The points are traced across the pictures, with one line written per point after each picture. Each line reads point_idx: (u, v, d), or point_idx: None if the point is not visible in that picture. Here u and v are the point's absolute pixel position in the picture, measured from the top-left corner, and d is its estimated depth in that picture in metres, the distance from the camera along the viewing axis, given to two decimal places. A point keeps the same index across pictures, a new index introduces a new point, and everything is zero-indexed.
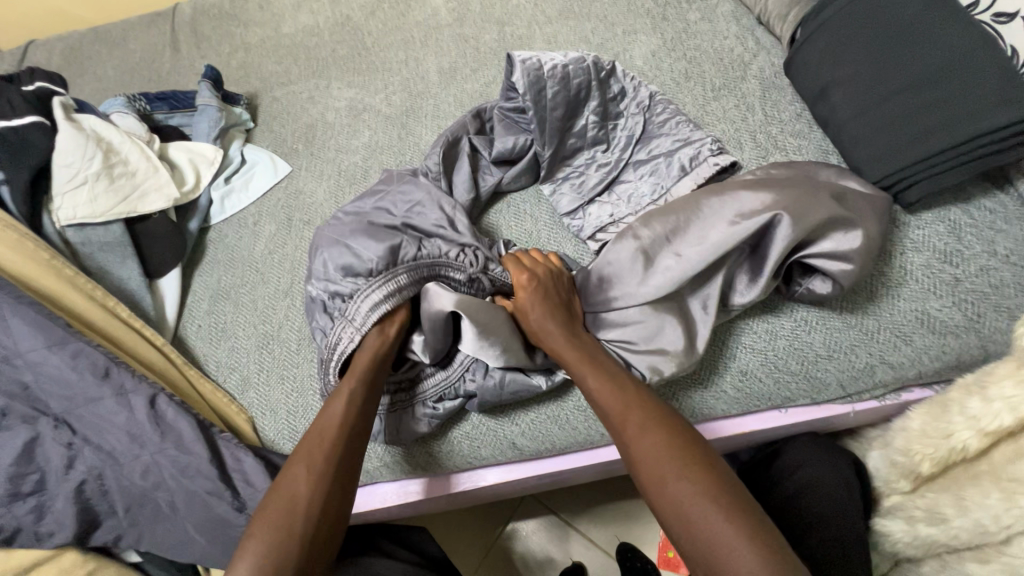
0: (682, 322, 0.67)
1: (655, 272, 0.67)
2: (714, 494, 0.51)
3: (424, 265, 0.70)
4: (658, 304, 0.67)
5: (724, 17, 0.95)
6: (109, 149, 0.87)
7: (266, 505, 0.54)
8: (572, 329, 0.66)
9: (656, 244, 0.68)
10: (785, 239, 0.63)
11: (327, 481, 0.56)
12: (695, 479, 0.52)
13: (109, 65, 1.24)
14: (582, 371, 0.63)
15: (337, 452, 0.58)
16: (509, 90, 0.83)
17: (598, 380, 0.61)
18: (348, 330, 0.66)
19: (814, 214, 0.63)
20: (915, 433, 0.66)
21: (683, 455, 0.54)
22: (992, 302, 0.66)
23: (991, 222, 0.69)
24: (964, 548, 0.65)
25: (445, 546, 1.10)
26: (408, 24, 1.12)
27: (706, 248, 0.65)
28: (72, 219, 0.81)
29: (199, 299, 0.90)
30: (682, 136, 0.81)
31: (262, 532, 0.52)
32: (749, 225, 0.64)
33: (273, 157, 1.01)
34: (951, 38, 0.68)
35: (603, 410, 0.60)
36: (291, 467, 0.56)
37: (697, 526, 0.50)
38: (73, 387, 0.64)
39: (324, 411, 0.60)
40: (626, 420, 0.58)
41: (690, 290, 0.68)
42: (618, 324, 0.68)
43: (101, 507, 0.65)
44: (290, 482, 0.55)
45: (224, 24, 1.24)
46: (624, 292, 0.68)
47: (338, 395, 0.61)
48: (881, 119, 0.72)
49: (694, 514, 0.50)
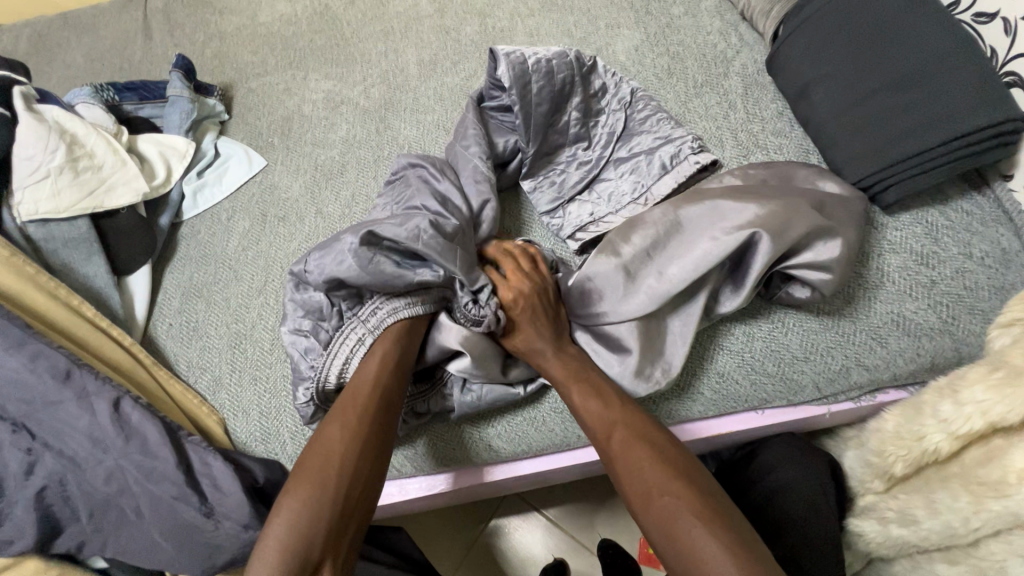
0: (659, 339, 0.67)
1: (636, 290, 0.66)
2: (700, 506, 0.51)
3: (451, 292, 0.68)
4: (641, 320, 0.66)
5: (708, 13, 0.94)
6: (73, 141, 0.84)
7: (305, 462, 0.55)
8: (560, 347, 0.66)
9: (638, 261, 0.67)
10: (766, 256, 0.62)
11: (365, 450, 0.57)
12: (687, 491, 0.52)
13: (80, 52, 1.19)
14: (565, 390, 0.63)
15: (377, 424, 0.59)
16: (492, 88, 0.81)
17: (585, 399, 0.61)
18: (359, 330, 0.65)
19: (795, 229, 0.62)
20: (889, 435, 0.66)
21: (671, 466, 0.54)
22: (967, 305, 0.66)
23: (967, 224, 0.69)
24: (935, 549, 0.66)
25: (426, 545, 1.09)
26: (388, 14, 1.09)
27: (688, 266, 0.64)
28: (33, 215, 0.78)
29: (170, 297, 0.87)
30: (663, 133, 0.81)
31: (301, 494, 0.53)
32: (731, 241, 0.63)
33: (247, 150, 0.99)
34: (932, 38, 0.68)
35: (588, 426, 0.61)
36: (330, 425, 0.58)
37: (686, 535, 0.50)
38: (30, 390, 0.62)
39: (366, 378, 0.61)
40: (611, 437, 0.58)
41: (670, 310, 0.68)
42: (601, 337, 0.68)
43: (63, 513, 0.63)
44: (326, 442, 0.56)
45: (198, 12, 1.20)
46: (612, 307, 0.67)
47: (376, 360, 0.62)
48: (861, 119, 0.71)
49: (683, 526, 0.50)
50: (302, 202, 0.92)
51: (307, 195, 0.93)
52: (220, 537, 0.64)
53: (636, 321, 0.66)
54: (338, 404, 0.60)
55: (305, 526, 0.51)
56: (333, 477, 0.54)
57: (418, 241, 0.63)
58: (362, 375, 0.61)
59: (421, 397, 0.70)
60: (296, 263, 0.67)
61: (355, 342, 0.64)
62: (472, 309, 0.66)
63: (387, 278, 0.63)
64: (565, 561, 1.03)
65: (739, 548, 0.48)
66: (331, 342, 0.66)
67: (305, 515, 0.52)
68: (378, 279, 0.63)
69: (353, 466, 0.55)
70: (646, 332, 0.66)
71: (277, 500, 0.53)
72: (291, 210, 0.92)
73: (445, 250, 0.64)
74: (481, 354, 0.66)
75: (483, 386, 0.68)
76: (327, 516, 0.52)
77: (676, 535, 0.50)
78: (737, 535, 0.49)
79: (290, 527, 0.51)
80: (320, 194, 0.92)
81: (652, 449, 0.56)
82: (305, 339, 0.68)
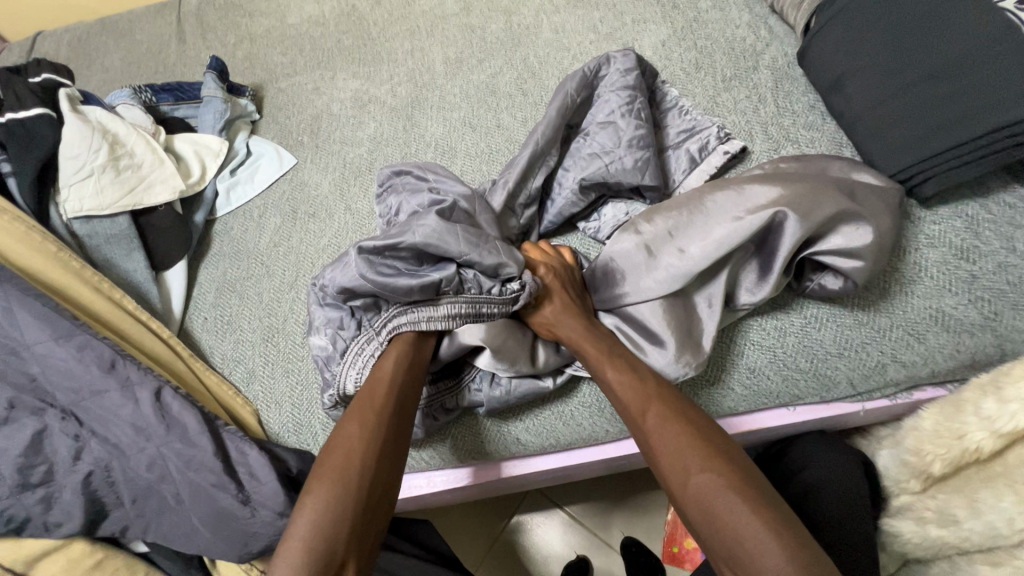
0: (686, 321, 0.66)
1: (657, 267, 0.66)
2: (739, 485, 0.50)
3: (466, 303, 0.64)
4: (666, 299, 0.66)
5: (737, 6, 0.93)
6: (114, 141, 0.87)
7: (325, 457, 0.55)
8: (590, 324, 0.66)
9: (659, 240, 0.67)
10: (793, 236, 0.61)
11: (382, 452, 0.56)
12: (723, 472, 0.51)
13: (117, 57, 1.23)
14: (601, 365, 0.63)
15: (393, 415, 0.59)
16: (592, 174, 0.75)
17: (619, 374, 0.61)
18: (370, 342, 0.65)
19: (822, 210, 0.61)
20: (926, 433, 0.65)
21: (708, 445, 0.53)
22: (1011, 300, 0.64)
23: (1010, 217, 0.67)
24: (975, 551, 0.64)
25: (450, 540, 1.10)
26: (414, 14, 1.11)
27: (709, 244, 0.64)
28: (78, 211, 0.81)
29: (205, 291, 0.90)
30: (688, 127, 0.81)
31: (319, 491, 0.52)
32: (755, 220, 0.62)
33: (277, 149, 1.01)
34: (973, 26, 0.66)
35: (623, 407, 0.60)
36: (346, 426, 0.57)
37: (727, 519, 0.48)
38: (80, 379, 0.65)
39: (377, 376, 0.61)
40: (646, 414, 0.58)
41: (696, 288, 0.68)
42: (629, 323, 0.68)
43: (108, 498, 0.65)
44: (343, 442, 0.55)
45: (230, 15, 1.23)
46: (636, 288, 0.67)
47: (389, 359, 0.62)
48: (896, 111, 0.70)
49: (721, 508, 0.49)
50: (332, 199, 0.94)
51: (337, 192, 0.94)
52: (256, 524, 0.66)
53: (660, 299, 0.66)
54: (356, 399, 0.60)
55: (327, 521, 0.50)
56: (348, 470, 0.53)
57: (418, 234, 0.62)
58: (374, 375, 0.62)
59: (449, 394, 0.70)
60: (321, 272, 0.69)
61: (366, 355, 0.65)
62: (507, 292, 0.65)
63: (393, 283, 0.61)
64: (588, 559, 1.03)
65: (779, 529, 0.46)
66: (346, 351, 0.66)
67: (325, 511, 0.51)
68: (379, 283, 0.61)
69: (367, 455, 0.55)
70: (673, 312, 0.66)
71: (299, 497, 0.53)
72: (321, 207, 0.93)
73: (445, 241, 0.62)
74: (507, 349, 0.66)
75: (512, 379, 0.69)
76: (346, 512, 0.51)
77: (718, 520, 0.49)
78: (778, 515, 0.47)
79: (314, 524, 0.50)
80: (349, 190, 0.94)
81: (687, 428, 0.55)
82: (320, 350, 0.69)
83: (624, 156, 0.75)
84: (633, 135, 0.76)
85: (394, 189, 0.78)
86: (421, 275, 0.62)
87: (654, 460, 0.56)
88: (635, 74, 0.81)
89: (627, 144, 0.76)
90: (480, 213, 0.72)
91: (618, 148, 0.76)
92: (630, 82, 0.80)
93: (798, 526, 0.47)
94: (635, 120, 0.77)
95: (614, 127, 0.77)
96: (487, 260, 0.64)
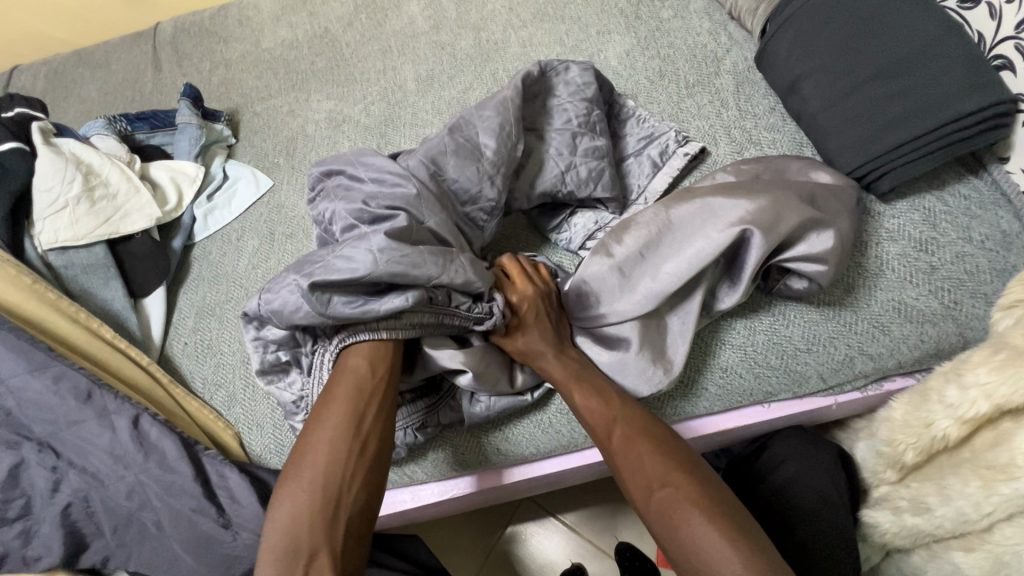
0: (659, 339, 0.68)
1: (632, 288, 0.67)
2: (696, 498, 0.52)
3: (431, 316, 0.63)
4: (642, 319, 0.67)
5: (697, 13, 0.95)
6: (88, 172, 0.87)
7: (292, 461, 0.56)
8: (557, 343, 0.68)
9: (631, 261, 0.68)
10: (759, 251, 0.63)
11: (344, 451, 0.56)
12: (684, 485, 0.53)
13: (93, 87, 1.24)
14: (567, 392, 0.64)
15: (361, 411, 0.58)
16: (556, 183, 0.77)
17: (586, 397, 0.63)
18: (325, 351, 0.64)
19: (786, 223, 0.63)
20: (897, 423, 0.67)
21: (672, 459, 0.56)
22: (968, 289, 0.66)
23: (965, 208, 0.70)
24: (951, 537, 0.65)
25: (444, 554, 1.09)
26: (386, 33, 1.13)
27: (682, 262, 0.65)
28: (54, 243, 0.82)
29: (185, 316, 0.90)
30: (647, 133, 0.83)
31: (289, 492, 0.54)
32: (722, 238, 0.63)
33: (254, 172, 1.02)
34: (917, 25, 0.68)
35: (590, 426, 0.62)
36: (314, 425, 0.58)
37: (687, 530, 0.51)
38: (55, 411, 0.65)
39: (340, 369, 0.61)
40: (612, 432, 0.60)
41: (669, 308, 0.69)
42: (605, 341, 0.69)
43: (87, 529, 0.65)
44: (308, 443, 0.57)
45: (204, 41, 1.24)
46: (612, 308, 0.68)
47: (355, 349, 0.62)
48: (849, 111, 0.72)
49: (683, 519, 0.51)
50: (309, 219, 0.95)
51: None
52: (238, 547, 0.66)
53: (635, 319, 0.67)
54: (326, 392, 0.60)
55: (294, 524, 0.52)
56: (311, 475, 0.55)
57: (377, 266, 0.59)
58: (341, 367, 0.61)
59: (430, 411, 0.70)
60: (248, 304, 0.66)
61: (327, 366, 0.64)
62: (477, 309, 0.66)
63: (362, 313, 0.60)
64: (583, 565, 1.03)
65: (735, 535, 0.50)
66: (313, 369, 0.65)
67: (292, 512, 0.53)
68: (346, 315, 0.60)
69: (332, 458, 0.55)
70: (647, 330, 0.67)
71: (272, 499, 0.55)
72: (298, 228, 0.94)
73: (409, 267, 0.60)
74: (486, 373, 0.67)
75: (492, 396, 0.70)
76: (314, 514, 0.53)
77: (678, 530, 0.51)
78: (732, 523, 0.50)
79: (285, 526, 0.53)
80: None
81: (651, 445, 0.58)
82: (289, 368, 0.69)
83: (580, 167, 0.77)
84: (588, 146, 0.78)
85: (326, 194, 0.71)
86: (386, 302, 0.60)
87: (620, 476, 0.58)
88: (593, 85, 0.81)
89: (584, 155, 0.77)
90: (428, 220, 0.66)
91: (574, 158, 0.77)
92: (589, 93, 0.80)
93: (752, 535, 0.50)
94: (591, 131, 0.79)
95: (572, 139, 0.78)
96: (455, 280, 0.63)
